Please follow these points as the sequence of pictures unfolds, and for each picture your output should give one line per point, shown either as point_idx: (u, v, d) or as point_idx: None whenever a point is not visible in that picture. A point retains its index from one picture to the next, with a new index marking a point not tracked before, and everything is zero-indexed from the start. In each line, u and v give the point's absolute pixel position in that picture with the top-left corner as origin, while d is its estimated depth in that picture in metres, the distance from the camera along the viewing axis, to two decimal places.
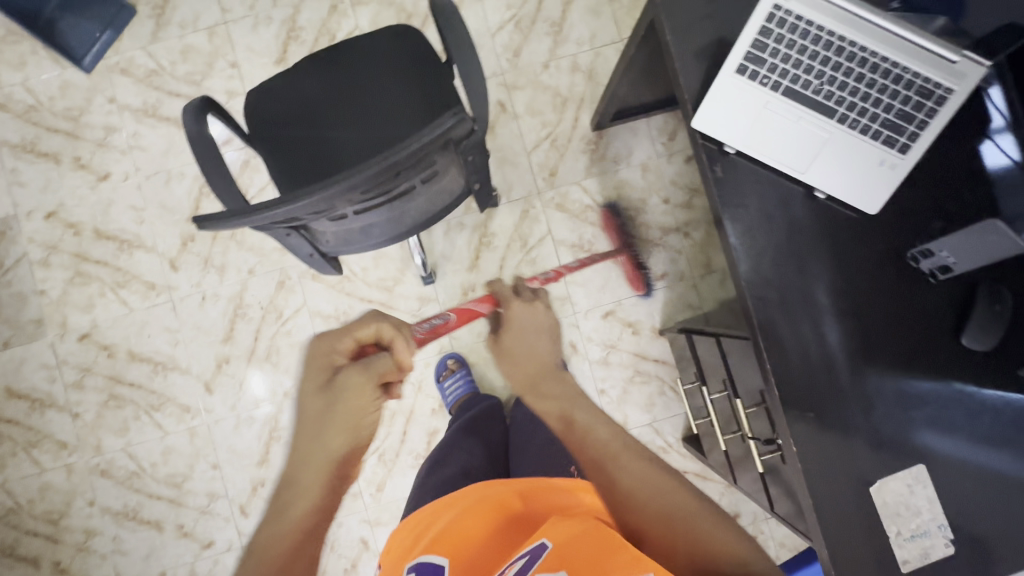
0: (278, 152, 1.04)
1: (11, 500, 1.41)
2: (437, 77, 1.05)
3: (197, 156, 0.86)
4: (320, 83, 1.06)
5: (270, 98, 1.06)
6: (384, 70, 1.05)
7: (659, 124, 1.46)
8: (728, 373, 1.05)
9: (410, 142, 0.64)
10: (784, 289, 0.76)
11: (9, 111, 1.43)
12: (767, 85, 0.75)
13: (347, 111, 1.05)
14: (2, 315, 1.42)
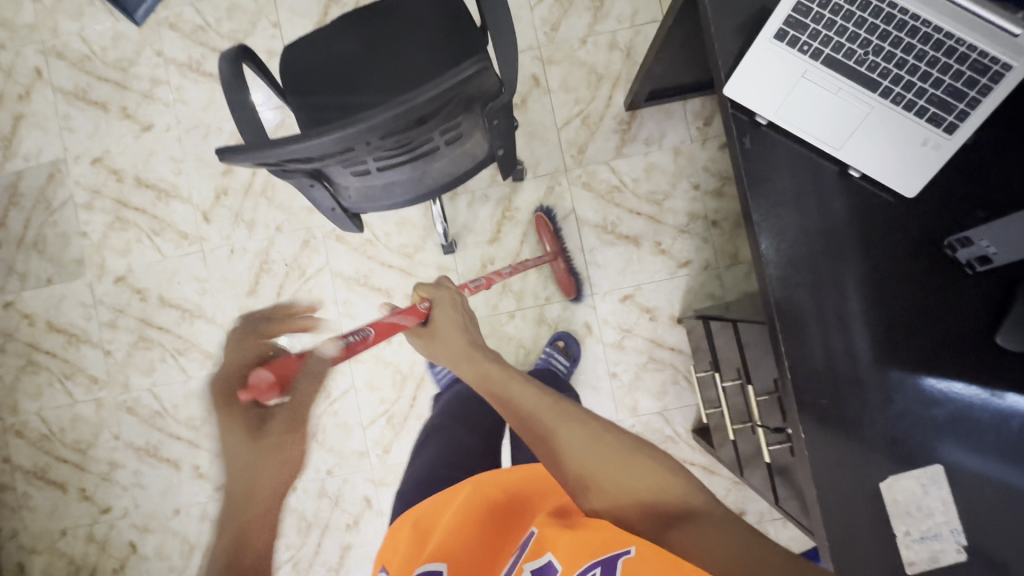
0: (307, 106, 1.06)
1: (45, 427, 1.50)
2: (470, 38, 1.04)
3: (231, 104, 0.89)
4: (353, 40, 1.07)
5: (303, 53, 1.07)
6: (418, 32, 1.05)
7: (695, 108, 1.42)
8: (743, 361, 1.02)
9: (429, 89, 0.64)
10: (809, 272, 0.73)
11: (65, 59, 1.50)
12: (807, 52, 0.71)
13: (379, 70, 1.06)
14: (47, 252, 1.50)
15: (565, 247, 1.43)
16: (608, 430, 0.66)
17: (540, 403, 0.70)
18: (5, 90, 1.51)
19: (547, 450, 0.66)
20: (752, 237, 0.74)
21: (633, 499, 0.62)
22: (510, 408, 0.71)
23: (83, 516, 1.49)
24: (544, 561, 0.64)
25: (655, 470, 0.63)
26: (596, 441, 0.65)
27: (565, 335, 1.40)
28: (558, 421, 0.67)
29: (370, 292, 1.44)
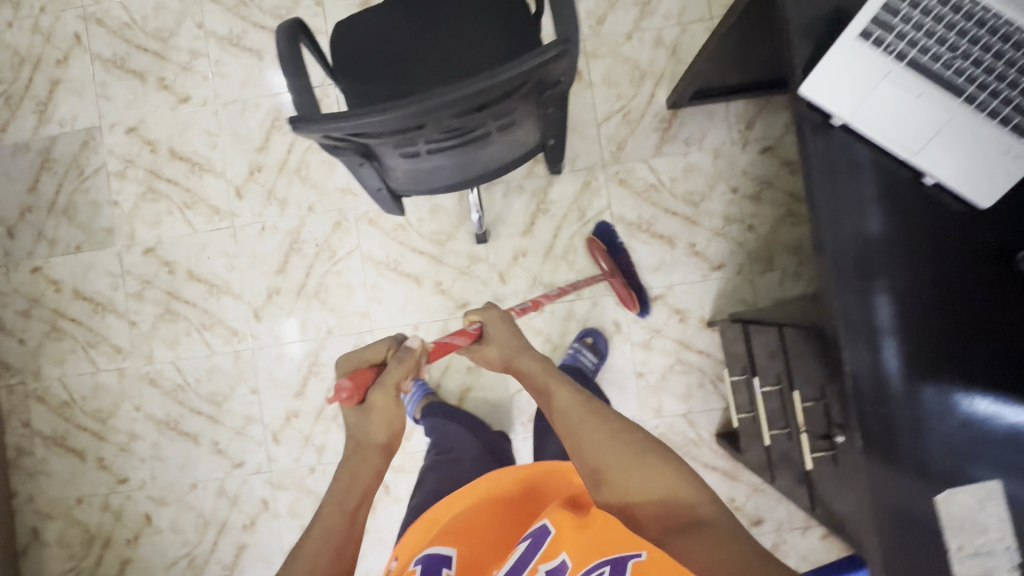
0: (356, 84, 1.05)
1: (66, 394, 1.50)
2: (524, 26, 1.03)
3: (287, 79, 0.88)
4: (405, 22, 1.06)
5: (355, 32, 1.06)
6: (471, 17, 1.04)
7: (738, 110, 1.41)
8: (786, 364, 0.97)
9: (504, 72, 0.64)
10: (872, 280, 0.73)
11: (105, 26, 1.49)
12: (892, 53, 0.70)
13: (430, 52, 1.04)
14: (77, 220, 1.50)
15: (599, 244, 1.42)
16: (623, 432, 0.76)
17: (574, 399, 0.82)
18: (43, 54, 1.50)
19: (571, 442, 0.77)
20: (817, 240, 0.74)
21: (638, 497, 0.71)
22: (546, 401, 0.83)
23: (99, 485, 1.49)
24: (557, 561, 0.70)
25: (664, 474, 0.71)
26: (614, 441, 0.75)
27: (593, 332, 1.39)
28: (584, 418, 0.79)
29: (400, 277, 1.44)
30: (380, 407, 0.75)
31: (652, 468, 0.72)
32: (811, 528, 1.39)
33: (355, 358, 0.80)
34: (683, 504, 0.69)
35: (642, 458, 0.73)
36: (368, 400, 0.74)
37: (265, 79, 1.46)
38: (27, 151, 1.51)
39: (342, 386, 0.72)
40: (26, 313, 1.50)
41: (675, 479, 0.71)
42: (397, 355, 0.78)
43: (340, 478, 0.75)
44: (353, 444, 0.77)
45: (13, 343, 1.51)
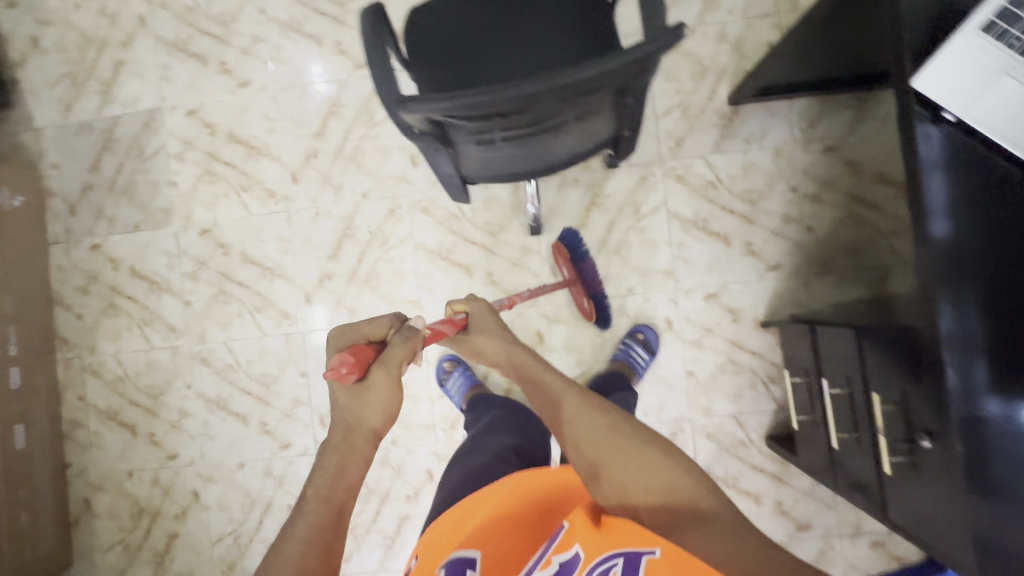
0: (428, 69, 1.04)
1: (120, 370, 1.53)
2: (600, 15, 1.02)
3: (372, 62, 0.89)
4: (480, 9, 1.05)
5: (430, 18, 1.06)
6: (547, 7, 1.03)
7: (801, 108, 1.38)
8: (861, 367, 0.95)
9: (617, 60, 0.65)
10: (971, 281, 0.72)
11: (169, 9, 1.51)
12: (1015, 48, 0.68)
13: (503, 39, 1.04)
14: (136, 199, 1.53)
15: (653, 239, 1.40)
16: (623, 426, 0.83)
17: (569, 392, 0.89)
18: (108, 35, 1.53)
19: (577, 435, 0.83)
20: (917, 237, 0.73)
21: (640, 486, 0.75)
22: (543, 394, 0.90)
23: (150, 459, 1.52)
24: (570, 554, 0.70)
25: (662, 463, 0.77)
26: (616, 433, 0.82)
27: (645, 328, 1.38)
28: (582, 411, 0.86)
29: (451, 267, 1.44)
30: (378, 391, 0.76)
31: (653, 462, 0.78)
32: (859, 536, 1.37)
33: (354, 336, 0.81)
34: (685, 497, 0.74)
35: (646, 450, 0.79)
36: (369, 379, 0.75)
37: (324, 65, 1.47)
38: (90, 131, 1.54)
39: (345, 360, 0.72)
40: (85, 289, 1.54)
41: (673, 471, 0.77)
42: (398, 334, 0.80)
43: (326, 471, 0.75)
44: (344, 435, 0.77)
45: (71, 318, 1.54)
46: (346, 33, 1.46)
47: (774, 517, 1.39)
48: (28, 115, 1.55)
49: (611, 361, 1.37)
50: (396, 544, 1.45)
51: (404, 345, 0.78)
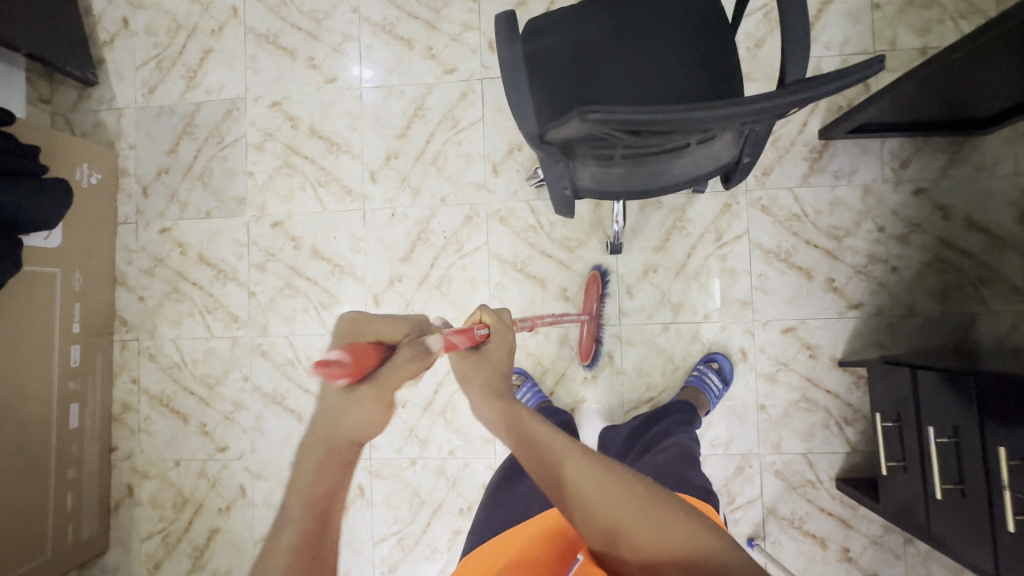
0: (541, 79, 0.99)
1: (178, 356, 1.51)
2: (724, 38, 0.99)
3: (505, 71, 0.86)
4: (600, 18, 1.01)
5: (550, 24, 1.01)
6: (672, 22, 0.99)
7: (893, 148, 1.37)
8: (978, 417, 0.92)
9: (813, 88, 0.63)
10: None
11: (263, 2, 1.52)
12: None
13: (623, 53, 0.99)
14: (211, 186, 1.52)
15: (733, 268, 1.39)
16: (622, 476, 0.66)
17: (567, 449, 0.67)
18: (199, 22, 1.54)
19: (566, 493, 0.64)
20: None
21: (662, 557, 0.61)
22: (536, 454, 0.66)
23: (199, 450, 1.49)
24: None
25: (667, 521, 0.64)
26: (626, 495, 0.64)
27: (720, 357, 1.36)
28: (591, 478, 0.65)
29: (525, 279, 1.42)
30: (367, 415, 0.53)
31: (655, 511, 0.64)
32: None
33: (363, 329, 0.59)
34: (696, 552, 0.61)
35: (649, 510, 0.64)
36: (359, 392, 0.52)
37: (412, 69, 1.47)
38: (171, 115, 1.54)
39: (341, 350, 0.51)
40: (150, 271, 1.53)
41: (675, 519, 0.64)
42: (417, 346, 0.58)
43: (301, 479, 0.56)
44: (325, 452, 0.55)
45: (133, 300, 1.53)
46: (438, 38, 1.47)
47: (841, 564, 1.34)
48: (111, 94, 1.56)
49: (684, 386, 1.33)
50: (445, 559, 1.41)
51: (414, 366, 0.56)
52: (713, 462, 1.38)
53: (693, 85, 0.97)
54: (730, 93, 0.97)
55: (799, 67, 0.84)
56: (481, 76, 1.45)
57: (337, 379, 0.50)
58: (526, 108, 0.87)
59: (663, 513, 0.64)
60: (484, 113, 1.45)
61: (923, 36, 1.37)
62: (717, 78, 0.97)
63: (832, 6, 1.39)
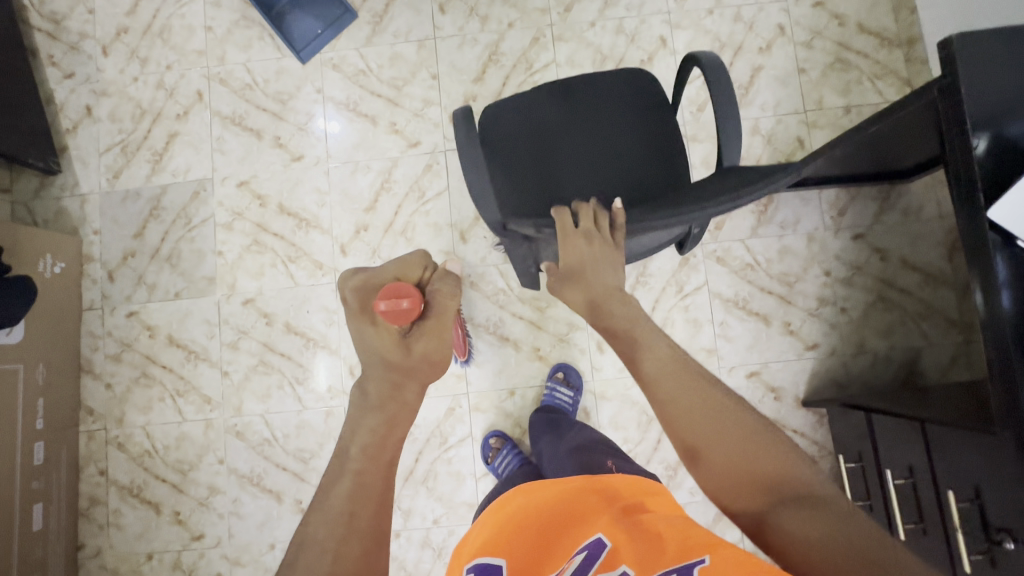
0: (503, 166, 1.06)
1: (148, 443, 1.47)
2: (668, 121, 1.07)
3: (465, 169, 0.91)
4: (554, 103, 1.08)
5: (508, 112, 1.08)
6: (619, 109, 1.07)
7: (830, 198, 1.48)
8: (930, 459, 0.98)
9: (747, 196, 0.68)
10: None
11: (228, 86, 1.56)
12: None
13: (576, 140, 1.06)
14: (180, 267, 1.52)
15: (696, 318, 1.45)
16: (726, 400, 0.68)
17: (672, 367, 0.70)
18: (164, 108, 1.56)
19: (653, 390, 0.69)
20: (997, 336, 0.80)
21: (757, 480, 0.62)
22: (636, 363, 0.72)
23: (173, 540, 1.44)
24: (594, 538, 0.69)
25: (753, 445, 0.64)
26: (718, 417, 0.66)
27: (563, 366, 1.43)
28: (684, 394, 0.67)
29: (498, 341, 1.46)
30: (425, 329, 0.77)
31: (754, 443, 0.64)
32: None
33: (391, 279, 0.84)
34: (784, 481, 0.62)
35: (745, 441, 0.64)
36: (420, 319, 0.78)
37: (378, 144, 1.53)
38: (137, 198, 1.54)
39: (399, 295, 0.75)
40: (117, 357, 1.50)
41: (769, 449, 0.64)
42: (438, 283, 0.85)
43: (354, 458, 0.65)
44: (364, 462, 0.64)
45: (99, 388, 1.49)
46: (400, 114, 1.53)
47: None
48: (74, 181, 1.56)
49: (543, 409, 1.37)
50: None
51: (440, 302, 0.82)
52: (694, 509, 1.40)
53: (640, 164, 1.05)
54: (675, 170, 1.05)
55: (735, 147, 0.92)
56: (445, 148, 1.51)
57: (402, 313, 0.75)
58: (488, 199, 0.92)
59: (762, 444, 0.65)
60: (449, 183, 1.51)
61: (846, 95, 1.51)
62: (663, 159, 1.05)
63: (763, 72, 1.52)
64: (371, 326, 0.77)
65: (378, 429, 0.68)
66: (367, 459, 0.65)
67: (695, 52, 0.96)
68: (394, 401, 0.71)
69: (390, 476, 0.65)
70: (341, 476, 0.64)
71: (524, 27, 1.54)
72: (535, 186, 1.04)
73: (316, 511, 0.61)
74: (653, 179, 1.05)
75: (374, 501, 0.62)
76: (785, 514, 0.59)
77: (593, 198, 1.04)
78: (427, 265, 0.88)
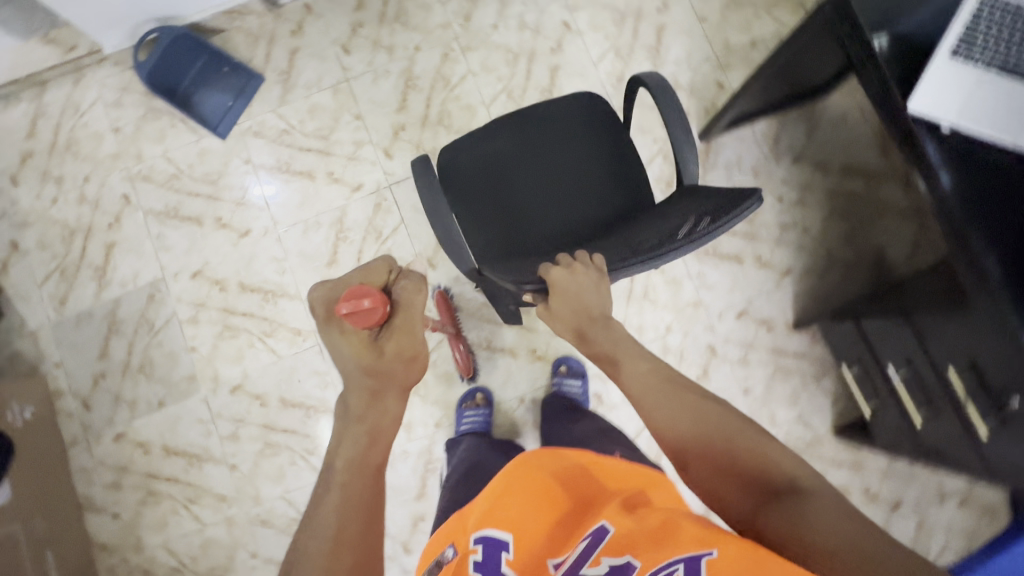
0: (466, 206, 1.06)
1: (174, 560, 1.41)
2: (622, 143, 1.10)
3: (429, 217, 0.91)
4: (509, 138, 1.09)
5: (465, 150, 1.08)
6: (573, 137, 1.09)
7: (762, 130, 1.53)
8: (924, 346, 1.02)
9: (717, 230, 0.68)
10: (1001, 243, 0.82)
11: (153, 181, 1.51)
12: (979, 65, 0.85)
13: (534, 173, 1.08)
14: (155, 375, 1.47)
15: (674, 276, 1.48)
16: (709, 407, 0.73)
17: (653, 381, 0.78)
18: (93, 221, 1.50)
19: (639, 407, 0.77)
20: (945, 212, 0.84)
21: (743, 475, 0.66)
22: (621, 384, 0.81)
23: None
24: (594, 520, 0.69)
25: (736, 445, 0.68)
26: (696, 421, 0.71)
27: (565, 359, 1.44)
28: (663, 406, 0.75)
29: (495, 353, 1.46)
30: (396, 333, 0.76)
31: (734, 445, 0.68)
32: (948, 498, 1.40)
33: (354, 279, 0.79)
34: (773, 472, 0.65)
35: (728, 442, 0.69)
36: (389, 320, 0.76)
37: (321, 198, 1.51)
38: (91, 319, 1.48)
39: (365, 295, 0.73)
40: (117, 484, 1.44)
41: (755, 444, 0.68)
42: (406, 280, 0.81)
43: (341, 468, 0.68)
44: (351, 470, 0.67)
45: (107, 520, 1.43)
46: (335, 162, 1.51)
47: (868, 505, 1.41)
48: (19, 320, 1.48)
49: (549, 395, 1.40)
50: None
51: (413, 299, 0.79)
52: None
53: (601, 188, 1.08)
54: (635, 191, 1.08)
55: (688, 148, 0.94)
56: (388, 183, 1.51)
57: (365, 312, 0.73)
58: (460, 250, 0.93)
59: (744, 442, 0.68)
60: (402, 216, 1.50)
61: (749, 31, 1.57)
62: (620, 183, 1.08)
63: (668, 30, 1.57)
64: (341, 334, 0.75)
65: (361, 440, 0.70)
66: (352, 471, 0.68)
67: (641, 76, 0.98)
68: (375, 410, 0.72)
69: (376, 484, 0.68)
70: (328, 491, 0.66)
71: (431, 46, 1.55)
72: (502, 225, 1.05)
73: (307, 526, 0.64)
74: (616, 202, 1.07)
75: (363, 513, 0.65)
76: (771, 508, 0.61)
77: (559, 230, 1.06)
78: (392, 268, 0.84)
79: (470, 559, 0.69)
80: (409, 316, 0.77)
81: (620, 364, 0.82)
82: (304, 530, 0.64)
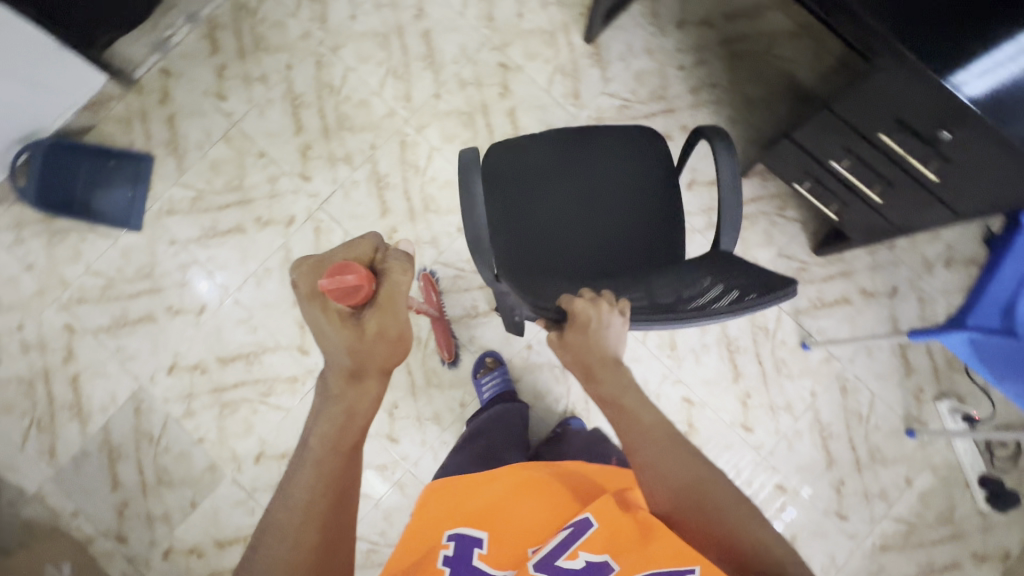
0: (504, 204, 1.05)
1: None
2: (665, 177, 1.10)
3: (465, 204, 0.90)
4: (557, 149, 1.08)
5: (515, 149, 1.07)
6: (624, 164, 1.09)
7: (639, 11, 1.56)
8: (851, 125, 1.07)
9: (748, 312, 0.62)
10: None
11: (89, 300, 1.45)
12: None
13: (578, 188, 1.08)
14: (176, 480, 1.42)
15: None
16: (701, 469, 0.69)
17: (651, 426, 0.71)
18: (47, 363, 1.44)
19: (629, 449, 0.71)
20: None
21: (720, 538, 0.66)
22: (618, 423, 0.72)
23: None
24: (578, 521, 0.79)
25: (720, 510, 0.66)
26: (686, 482, 0.68)
27: None
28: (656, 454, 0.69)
29: (487, 316, 1.47)
30: (381, 314, 0.68)
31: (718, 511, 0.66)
32: (934, 266, 1.48)
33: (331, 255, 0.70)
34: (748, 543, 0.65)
35: (714, 510, 0.66)
36: (375, 299, 0.68)
37: (260, 245, 1.47)
38: (88, 456, 1.42)
39: (352, 271, 0.65)
40: None
41: (737, 512, 0.66)
42: (394, 256, 0.72)
43: (317, 447, 0.64)
44: (329, 452, 0.64)
45: None
46: (259, 206, 1.48)
47: (871, 303, 1.47)
48: (19, 490, 1.41)
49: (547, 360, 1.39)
50: None
51: (401, 278, 0.71)
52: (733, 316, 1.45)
53: (640, 222, 1.08)
54: (668, 232, 1.08)
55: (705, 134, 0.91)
56: (319, 204, 1.48)
57: (350, 291, 0.66)
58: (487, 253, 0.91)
59: (728, 512, 0.66)
60: (344, 229, 1.48)
61: None
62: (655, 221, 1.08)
63: None
64: (322, 310, 0.67)
65: (337, 418, 0.65)
66: (327, 448, 0.64)
67: (707, 129, 0.95)
68: (353, 391, 0.66)
69: (352, 461, 0.65)
70: (303, 466, 0.63)
71: (301, 59, 1.52)
72: (530, 229, 1.05)
73: (279, 500, 0.62)
74: (650, 243, 1.07)
75: (333, 492, 0.62)
76: None
77: (580, 248, 1.06)
78: (378, 245, 0.74)
79: (439, 553, 0.78)
80: (396, 296, 0.69)
81: (626, 412, 0.72)
82: (280, 502, 0.62)
